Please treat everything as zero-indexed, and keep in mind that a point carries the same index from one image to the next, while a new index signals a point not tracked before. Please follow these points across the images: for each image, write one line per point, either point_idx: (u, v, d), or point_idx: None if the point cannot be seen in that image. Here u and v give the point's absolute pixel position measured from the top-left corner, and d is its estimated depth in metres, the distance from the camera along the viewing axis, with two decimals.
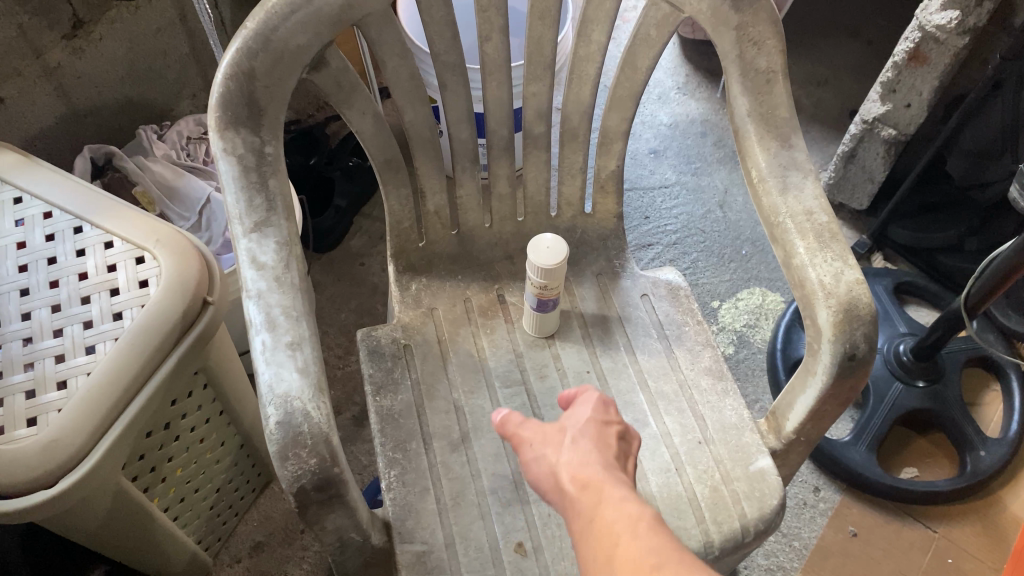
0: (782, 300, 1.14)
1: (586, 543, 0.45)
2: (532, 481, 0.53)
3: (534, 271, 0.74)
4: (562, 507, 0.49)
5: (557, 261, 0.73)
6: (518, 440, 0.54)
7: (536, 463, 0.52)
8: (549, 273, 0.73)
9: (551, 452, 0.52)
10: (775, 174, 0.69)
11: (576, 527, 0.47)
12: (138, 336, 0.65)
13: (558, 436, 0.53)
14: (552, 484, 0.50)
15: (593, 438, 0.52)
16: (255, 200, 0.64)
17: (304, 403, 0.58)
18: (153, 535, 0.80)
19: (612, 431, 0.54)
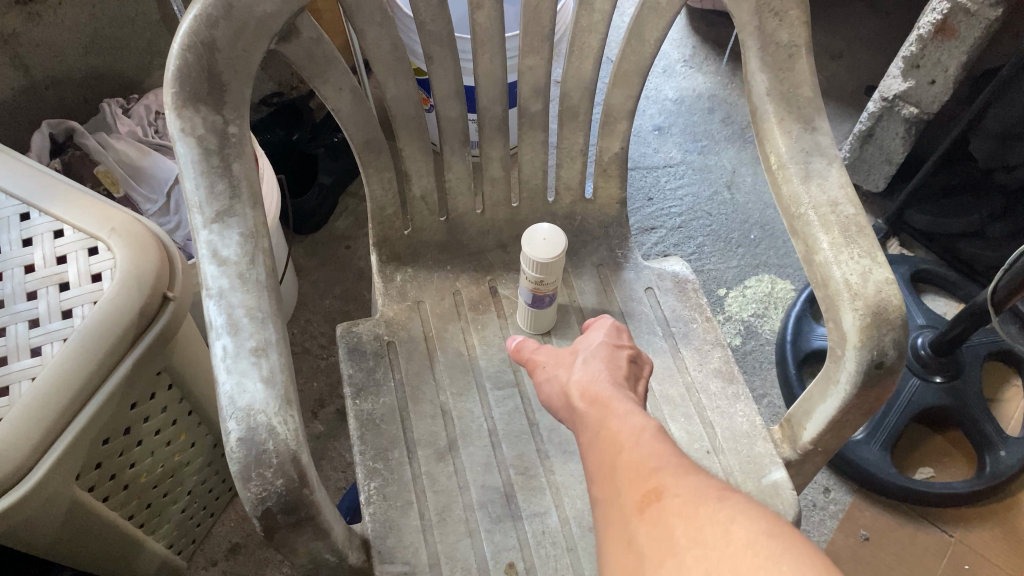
0: (793, 288, 1.08)
1: (591, 448, 0.51)
2: (544, 397, 0.60)
3: (528, 264, 0.67)
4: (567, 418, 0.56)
5: (555, 254, 0.66)
6: (530, 358, 0.63)
7: (548, 385, 0.59)
8: (544, 267, 0.66)
9: (559, 375, 0.59)
10: (796, 161, 0.62)
11: (583, 433, 0.53)
12: (89, 337, 0.59)
13: (569, 358, 0.60)
14: (561, 398, 0.58)
15: (603, 361, 0.58)
16: (217, 186, 0.57)
17: (268, 417, 0.51)
18: (117, 544, 0.74)
19: (621, 355, 0.59)
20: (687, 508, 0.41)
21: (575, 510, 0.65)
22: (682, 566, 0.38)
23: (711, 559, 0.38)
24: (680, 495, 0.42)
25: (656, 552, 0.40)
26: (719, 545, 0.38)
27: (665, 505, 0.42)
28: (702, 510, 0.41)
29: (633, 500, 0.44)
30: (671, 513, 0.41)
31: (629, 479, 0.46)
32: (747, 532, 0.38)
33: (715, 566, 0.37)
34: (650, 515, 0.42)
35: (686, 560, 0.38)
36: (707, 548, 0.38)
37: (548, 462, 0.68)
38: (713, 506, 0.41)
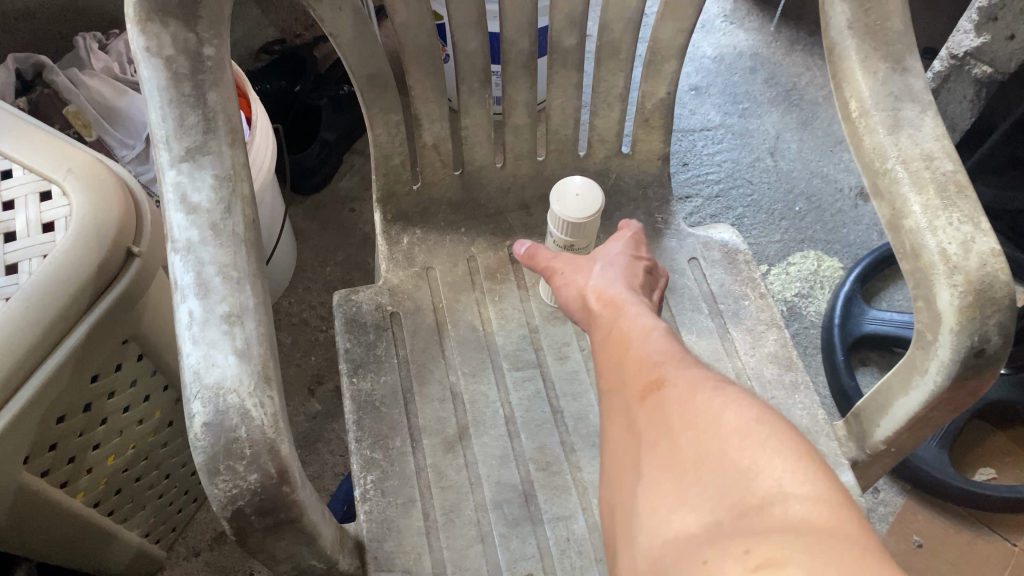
0: (841, 267, 0.98)
1: (600, 348, 0.49)
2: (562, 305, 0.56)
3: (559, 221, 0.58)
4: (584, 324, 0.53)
5: (591, 212, 0.56)
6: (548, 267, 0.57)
7: (565, 291, 0.55)
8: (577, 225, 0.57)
9: (577, 281, 0.54)
10: (883, 107, 0.52)
11: (595, 338, 0.51)
12: (35, 296, 0.49)
13: (586, 263, 0.56)
14: (581, 305, 0.53)
15: (622, 269, 0.55)
16: (188, 119, 0.47)
17: (241, 398, 0.42)
18: (80, 534, 0.65)
19: (639, 263, 0.56)
20: (686, 393, 0.41)
21: None
22: (677, 448, 0.38)
23: (703, 440, 0.37)
24: (680, 384, 0.42)
25: (655, 436, 0.40)
26: (712, 427, 0.38)
27: (665, 394, 0.42)
28: (698, 397, 0.40)
29: (635, 389, 0.44)
30: (670, 398, 0.41)
31: (634, 369, 0.45)
32: (738, 416, 0.38)
33: (707, 447, 0.37)
34: (651, 402, 0.42)
35: (680, 440, 0.39)
36: (701, 431, 0.38)
37: (573, 457, 0.59)
38: (711, 392, 0.40)
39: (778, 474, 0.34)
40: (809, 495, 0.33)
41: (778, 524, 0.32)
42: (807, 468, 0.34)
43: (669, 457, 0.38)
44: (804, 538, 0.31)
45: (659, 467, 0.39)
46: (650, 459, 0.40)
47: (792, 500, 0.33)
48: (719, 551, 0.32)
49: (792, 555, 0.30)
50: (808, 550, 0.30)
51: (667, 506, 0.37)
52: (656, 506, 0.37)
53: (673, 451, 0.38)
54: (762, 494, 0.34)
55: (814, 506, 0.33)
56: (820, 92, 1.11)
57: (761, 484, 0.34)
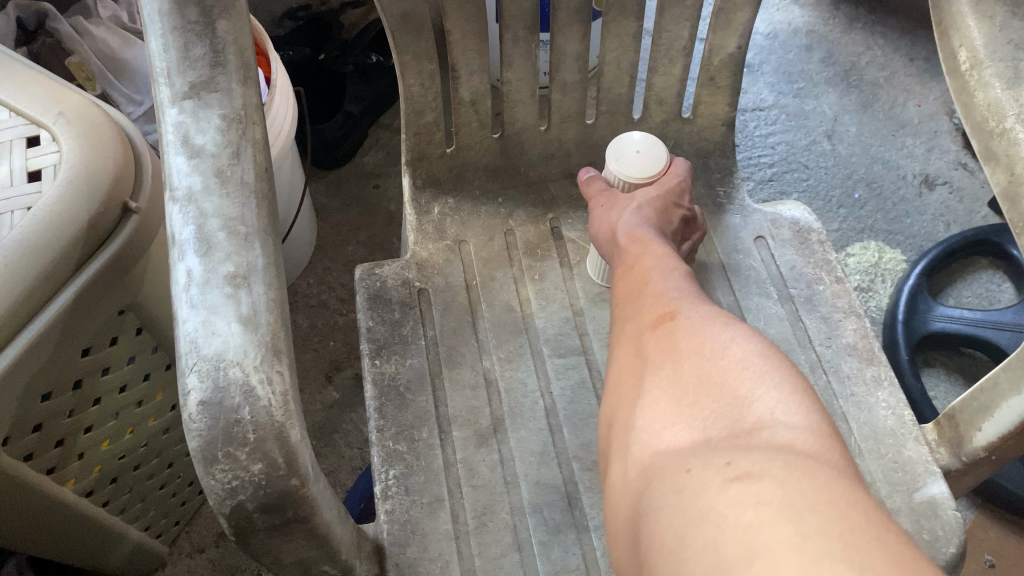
0: (904, 259, 0.90)
1: (619, 281, 0.49)
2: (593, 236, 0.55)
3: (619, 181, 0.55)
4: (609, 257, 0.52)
5: (658, 170, 0.54)
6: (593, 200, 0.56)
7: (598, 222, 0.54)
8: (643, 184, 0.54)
9: (614, 215, 0.53)
10: (1000, 57, 0.44)
11: (618, 272, 0.50)
12: (15, 254, 0.43)
13: (626, 199, 0.54)
14: (612, 239, 0.52)
15: (657, 212, 0.54)
16: (194, 49, 0.41)
17: (246, 373, 0.35)
18: (69, 526, 0.59)
19: (678, 210, 0.55)
20: (695, 323, 0.41)
21: None
22: (680, 371, 0.39)
23: (706, 365, 0.38)
24: (692, 316, 0.42)
25: (661, 358, 0.40)
26: (715, 356, 0.38)
27: (676, 323, 0.41)
28: (707, 329, 0.40)
29: (646, 318, 0.44)
30: (680, 325, 0.41)
31: (650, 298, 0.45)
32: (741, 351, 0.38)
33: (710, 373, 0.38)
34: (662, 331, 0.42)
35: (683, 364, 0.39)
36: (705, 359, 0.38)
37: None
38: (719, 326, 0.40)
39: (771, 406, 0.35)
40: (796, 425, 0.34)
41: (762, 446, 0.33)
42: (798, 402, 0.35)
43: (670, 378, 0.39)
44: (784, 459, 0.32)
45: (659, 385, 0.39)
46: (651, 376, 0.40)
47: (778, 427, 0.34)
48: (702, 462, 0.33)
49: (771, 472, 0.31)
50: (785, 468, 0.31)
51: (658, 421, 0.37)
52: (647, 420, 0.38)
53: (675, 372, 0.39)
54: (752, 420, 0.35)
55: (798, 436, 0.34)
56: (881, 72, 1.03)
57: (753, 411, 0.35)
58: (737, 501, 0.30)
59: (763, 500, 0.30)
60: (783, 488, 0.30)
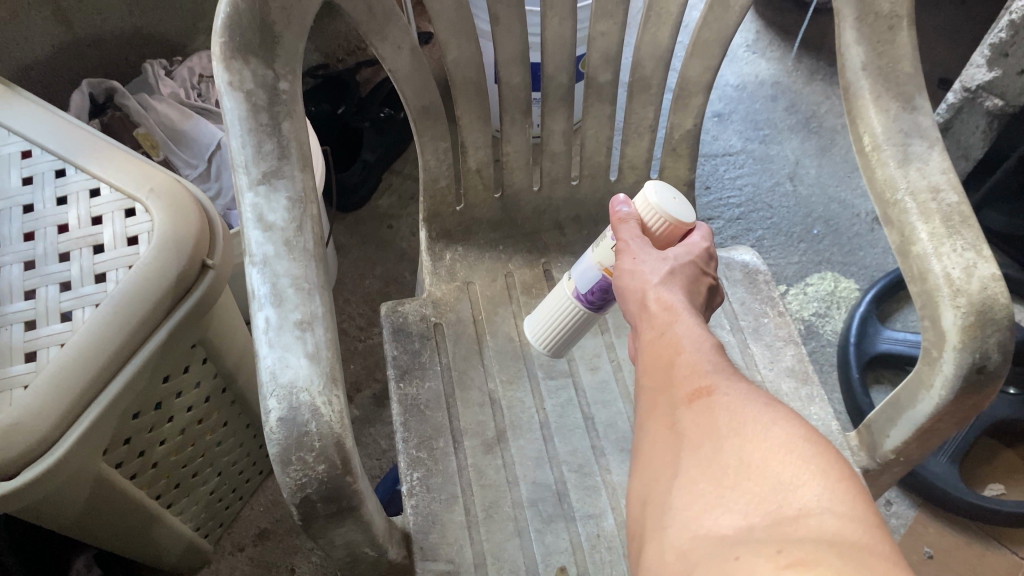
0: (857, 288, 1.02)
1: (646, 345, 0.47)
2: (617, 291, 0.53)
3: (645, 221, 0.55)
4: (636, 320, 0.50)
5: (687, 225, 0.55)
6: (623, 236, 0.54)
7: (625, 278, 0.52)
8: (668, 233, 0.55)
9: (644, 272, 0.51)
10: (894, 142, 0.57)
11: (645, 336, 0.48)
12: (121, 303, 0.55)
13: (662, 255, 0.51)
14: (641, 302, 0.50)
15: (686, 277, 0.51)
16: (265, 146, 0.53)
17: (312, 396, 0.47)
18: (140, 525, 0.71)
19: (705, 278, 0.53)
20: (733, 399, 0.39)
21: None
22: (719, 452, 0.37)
23: (745, 443, 0.36)
24: (729, 393, 0.40)
25: (695, 436, 0.39)
26: (757, 436, 0.36)
27: (714, 398, 0.40)
28: (747, 407, 0.38)
29: (680, 391, 0.42)
30: (716, 402, 0.40)
31: (682, 371, 0.44)
32: (785, 431, 0.36)
33: (750, 453, 0.36)
34: (698, 405, 0.40)
35: (723, 445, 0.37)
36: (745, 439, 0.36)
37: (604, 460, 0.63)
38: (759, 406, 0.38)
39: (817, 492, 0.33)
40: (844, 512, 0.32)
41: (811, 536, 0.31)
42: (845, 488, 0.33)
43: (708, 458, 0.37)
44: (836, 547, 0.29)
45: (695, 466, 0.37)
46: (686, 457, 0.38)
47: (825, 514, 0.32)
48: (750, 551, 0.31)
49: (826, 558, 0.29)
50: (838, 556, 0.29)
51: (696, 507, 0.35)
52: (686, 503, 0.36)
53: (713, 452, 0.37)
54: (798, 507, 0.32)
55: (848, 523, 0.31)
56: (839, 120, 1.16)
57: (799, 498, 0.33)
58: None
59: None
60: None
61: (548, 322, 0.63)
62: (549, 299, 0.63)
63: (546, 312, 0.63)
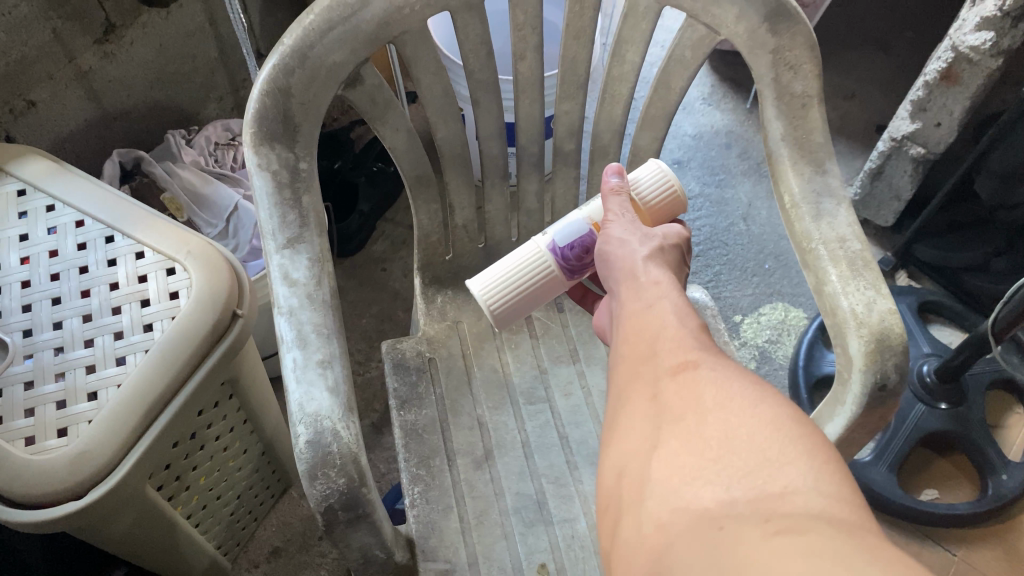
0: (805, 316, 1.14)
1: (631, 319, 0.54)
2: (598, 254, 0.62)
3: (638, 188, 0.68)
4: (617, 282, 0.58)
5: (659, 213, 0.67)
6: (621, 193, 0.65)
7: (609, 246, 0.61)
8: (653, 203, 0.68)
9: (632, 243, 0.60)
10: (808, 201, 0.68)
11: (630, 304, 0.55)
12: (167, 348, 0.66)
13: (654, 234, 0.61)
14: (622, 268, 0.58)
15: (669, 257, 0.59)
16: (289, 216, 0.64)
17: (334, 423, 0.57)
18: (174, 541, 0.80)
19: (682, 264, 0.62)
20: (721, 380, 0.44)
21: None
22: (704, 424, 0.42)
23: (729, 422, 0.41)
24: (714, 373, 0.45)
25: (681, 412, 0.44)
26: (743, 412, 0.41)
27: (700, 375, 0.46)
28: (733, 387, 0.44)
29: (668, 367, 0.48)
30: (701, 381, 0.45)
31: (669, 351, 0.49)
32: (770, 409, 0.41)
33: (734, 429, 0.40)
34: (686, 382, 0.46)
35: (709, 417, 0.42)
36: (731, 416, 0.41)
37: (577, 472, 0.74)
38: (744, 386, 0.44)
39: (802, 471, 0.37)
40: (824, 491, 0.36)
41: (797, 511, 0.35)
42: (826, 469, 0.37)
43: (693, 432, 0.42)
44: (823, 521, 0.33)
45: (678, 439, 0.42)
46: (669, 433, 0.43)
47: (807, 490, 0.36)
48: (737, 522, 0.35)
49: (812, 529, 0.33)
50: (823, 527, 0.33)
51: (681, 479, 0.40)
52: (671, 476, 0.40)
53: (699, 428, 0.41)
54: (783, 483, 0.37)
55: (830, 501, 0.35)
56: None
57: (784, 476, 0.37)
58: (781, 554, 0.32)
59: (808, 556, 0.31)
60: (825, 545, 0.31)
61: (502, 279, 0.66)
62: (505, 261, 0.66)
63: (500, 271, 0.66)
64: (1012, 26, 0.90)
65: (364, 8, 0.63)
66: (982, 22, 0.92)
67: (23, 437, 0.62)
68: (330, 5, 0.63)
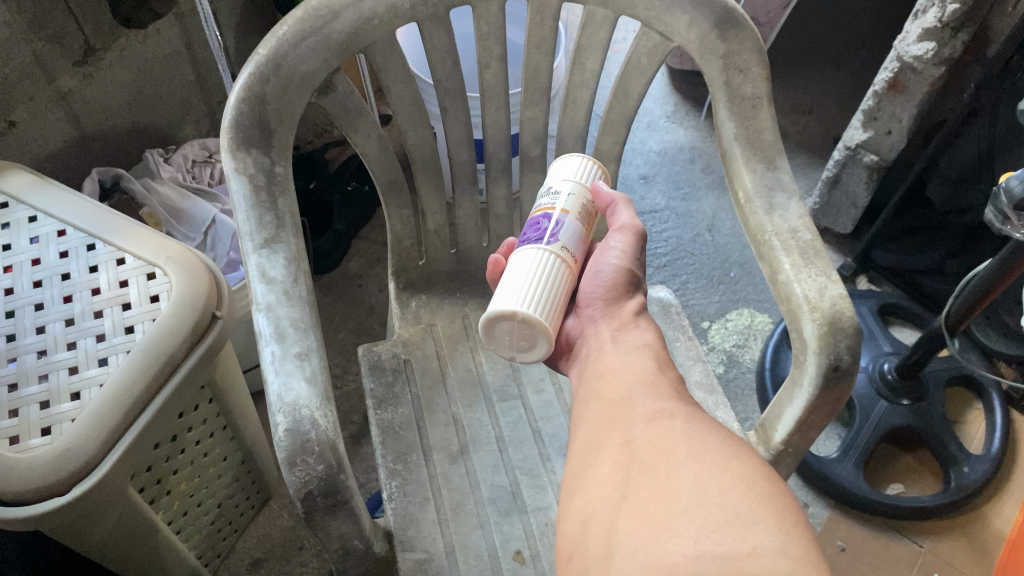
0: (770, 321, 1.18)
1: (608, 377, 0.55)
2: (595, 263, 0.63)
3: (587, 178, 0.66)
4: (603, 318, 0.61)
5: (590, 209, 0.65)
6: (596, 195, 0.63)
7: (609, 258, 0.62)
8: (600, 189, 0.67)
9: (631, 263, 0.63)
10: (761, 195, 0.71)
11: (610, 351, 0.58)
12: (148, 349, 0.67)
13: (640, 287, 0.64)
14: (615, 285, 0.62)
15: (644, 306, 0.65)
16: (265, 217, 0.66)
17: (312, 411, 0.56)
18: (154, 548, 0.81)
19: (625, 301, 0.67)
20: (696, 435, 0.45)
21: None
22: (675, 476, 0.42)
23: (701, 475, 0.41)
24: (689, 428, 0.46)
25: (653, 462, 0.44)
26: (716, 469, 0.41)
27: (674, 428, 0.47)
28: (707, 442, 0.44)
29: (642, 419, 0.49)
30: (675, 434, 0.46)
31: (645, 409, 0.50)
32: (745, 466, 0.42)
33: (705, 483, 0.40)
34: (659, 435, 0.46)
35: (680, 469, 0.42)
36: (703, 470, 0.41)
37: (549, 464, 0.76)
38: (719, 443, 0.44)
39: (771, 529, 0.37)
40: (791, 552, 0.35)
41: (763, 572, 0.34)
42: (795, 531, 0.37)
43: (664, 482, 0.42)
44: None
45: (647, 490, 0.42)
46: (639, 481, 0.43)
47: (775, 551, 0.35)
48: None
49: None
50: None
51: (647, 531, 0.39)
52: (639, 526, 0.40)
53: (670, 481, 0.42)
54: (751, 542, 0.36)
55: (797, 564, 0.35)
56: None
57: (753, 534, 0.36)
58: None
59: None
60: None
61: (535, 294, 0.56)
62: (522, 275, 0.57)
63: (527, 288, 0.57)
64: (952, 36, 0.96)
65: (336, 19, 0.67)
66: (924, 33, 0.98)
67: (8, 437, 0.64)
68: (302, 17, 0.66)
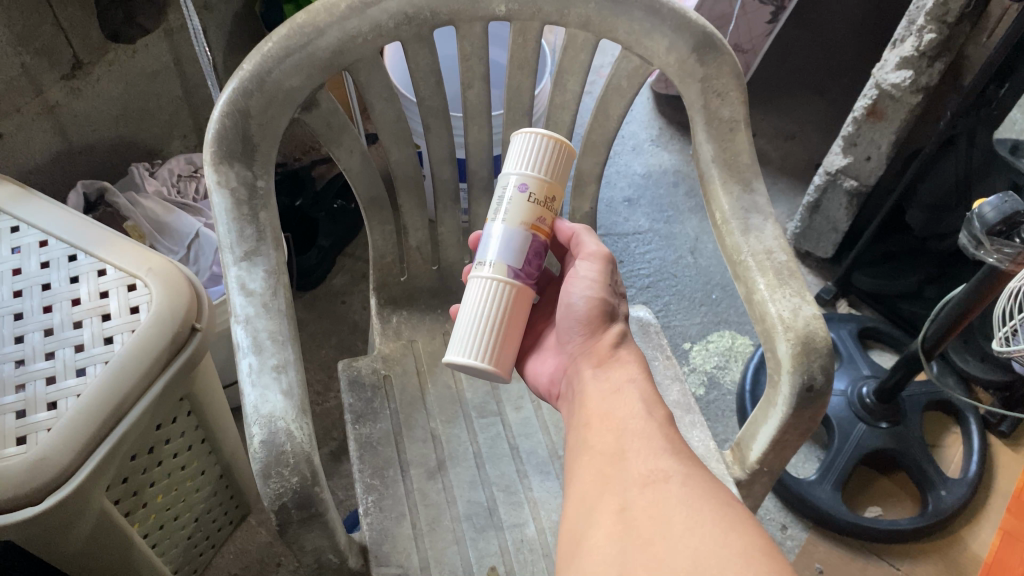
0: (751, 343, 1.19)
1: (597, 431, 0.53)
2: (567, 295, 0.61)
3: (538, 160, 0.61)
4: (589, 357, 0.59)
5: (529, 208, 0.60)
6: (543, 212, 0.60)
7: (579, 290, 0.61)
8: (554, 168, 0.61)
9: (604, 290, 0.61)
10: (737, 216, 0.72)
11: (597, 407, 0.56)
12: (127, 360, 0.68)
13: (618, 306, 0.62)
14: (593, 315, 0.60)
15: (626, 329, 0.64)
16: (246, 230, 0.66)
17: (287, 423, 0.56)
18: (129, 561, 0.80)
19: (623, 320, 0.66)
20: (692, 502, 0.44)
21: (550, 521, 0.74)
22: (673, 552, 0.41)
23: (700, 554, 0.40)
24: (682, 492, 0.45)
25: (650, 533, 0.43)
26: (715, 544, 0.40)
27: (671, 490, 0.46)
28: (704, 511, 0.43)
29: (635, 477, 0.48)
30: (672, 499, 0.45)
31: (639, 464, 0.49)
32: (745, 537, 0.40)
33: (704, 561, 0.39)
34: (655, 499, 0.45)
35: (678, 543, 0.41)
36: (701, 547, 0.40)
37: (526, 481, 0.77)
38: (717, 512, 0.43)
39: None
40: None
41: None
42: None
43: (659, 557, 0.41)
44: None
45: (642, 561, 0.41)
46: (636, 553, 0.42)
47: None
48: None
49: None
50: None
51: None
52: None
53: (665, 557, 0.41)
54: None
55: None
56: None
57: None
58: None
59: None
60: None
61: (478, 327, 0.59)
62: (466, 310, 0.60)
63: (471, 326, 0.59)
64: (928, 65, 0.98)
65: (320, 36, 0.68)
66: (902, 61, 0.99)
67: None
68: (286, 34, 0.67)
